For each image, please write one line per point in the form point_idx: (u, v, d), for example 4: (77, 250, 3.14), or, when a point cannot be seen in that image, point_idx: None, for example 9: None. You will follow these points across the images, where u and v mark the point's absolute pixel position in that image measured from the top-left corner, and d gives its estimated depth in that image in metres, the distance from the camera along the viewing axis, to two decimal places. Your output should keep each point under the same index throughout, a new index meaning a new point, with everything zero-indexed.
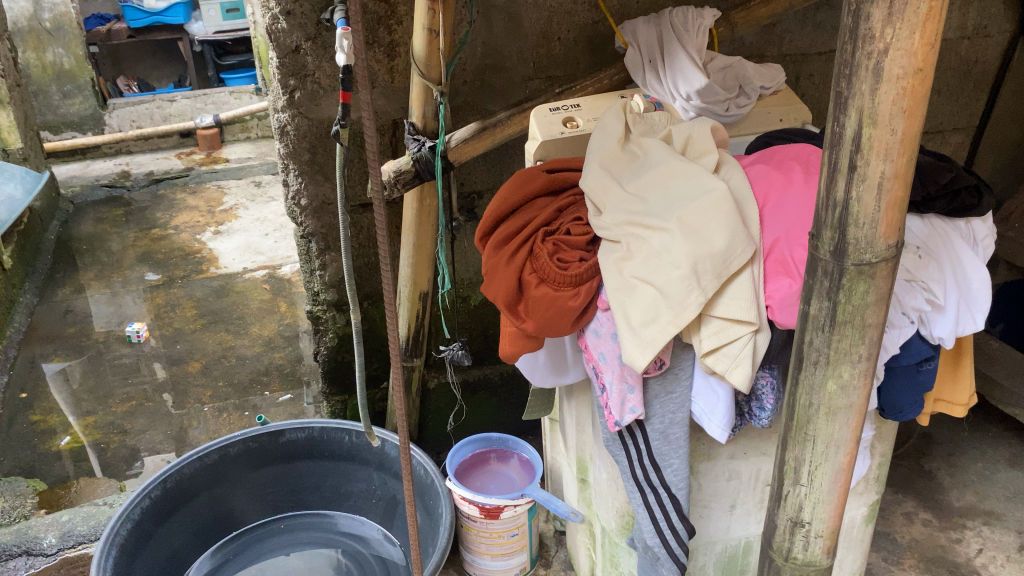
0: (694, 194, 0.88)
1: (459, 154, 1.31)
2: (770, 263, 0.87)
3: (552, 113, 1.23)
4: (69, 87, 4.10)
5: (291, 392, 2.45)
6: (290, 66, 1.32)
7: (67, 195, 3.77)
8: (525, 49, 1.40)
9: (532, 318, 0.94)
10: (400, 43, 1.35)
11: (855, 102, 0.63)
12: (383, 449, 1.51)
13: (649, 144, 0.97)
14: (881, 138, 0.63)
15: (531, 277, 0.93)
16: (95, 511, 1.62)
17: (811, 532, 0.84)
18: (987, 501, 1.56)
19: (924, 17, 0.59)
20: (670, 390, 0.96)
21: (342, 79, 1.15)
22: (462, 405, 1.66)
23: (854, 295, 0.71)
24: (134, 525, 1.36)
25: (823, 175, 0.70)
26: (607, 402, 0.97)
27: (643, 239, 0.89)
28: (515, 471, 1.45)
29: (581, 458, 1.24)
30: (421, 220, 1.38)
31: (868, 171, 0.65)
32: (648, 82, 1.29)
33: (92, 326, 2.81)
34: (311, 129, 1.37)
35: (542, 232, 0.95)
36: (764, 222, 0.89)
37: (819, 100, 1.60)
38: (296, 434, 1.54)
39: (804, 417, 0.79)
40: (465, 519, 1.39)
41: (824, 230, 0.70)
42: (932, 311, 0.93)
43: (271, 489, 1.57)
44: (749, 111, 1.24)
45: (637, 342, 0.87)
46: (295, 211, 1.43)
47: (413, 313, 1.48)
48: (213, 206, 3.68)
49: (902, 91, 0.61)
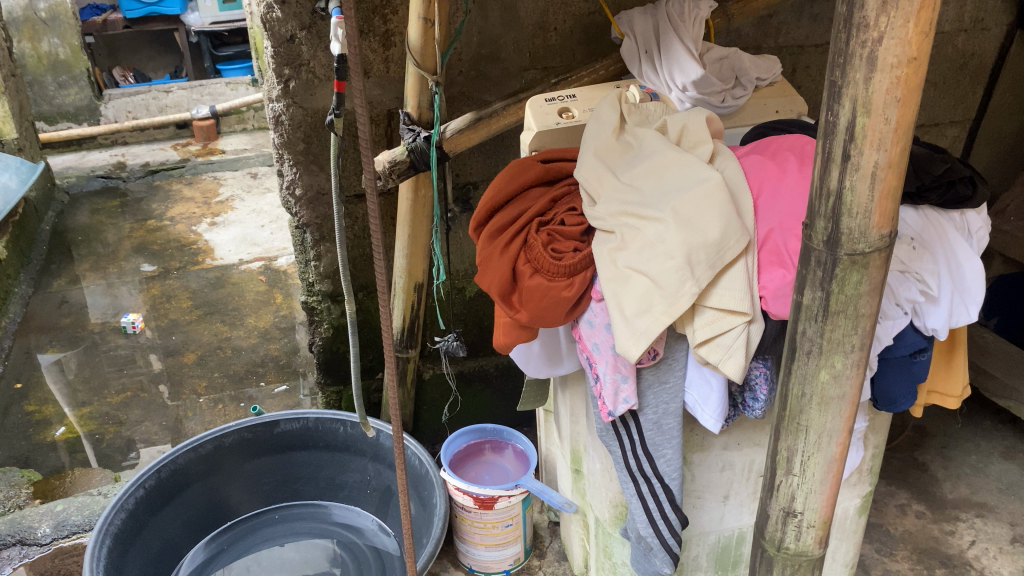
0: (688, 184, 0.88)
1: (455, 145, 1.31)
2: (764, 254, 0.88)
3: (547, 104, 1.23)
4: (65, 78, 4.09)
5: (288, 384, 2.45)
6: (284, 55, 1.32)
7: (63, 186, 3.77)
8: (521, 39, 1.40)
9: (526, 308, 0.94)
10: (396, 32, 1.34)
11: (849, 91, 0.63)
12: (378, 439, 1.51)
13: (644, 134, 0.96)
14: (875, 128, 0.63)
15: (525, 268, 0.93)
16: (89, 501, 1.62)
17: (803, 522, 0.85)
18: (980, 493, 1.57)
19: (919, 6, 0.59)
20: (664, 381, 0.96)
21: (337, 69, 1.14)
22: (457, 396, 1.66)
23: (847, 285, 0.71)
24: (128, 516, 1.36)
25: (816, 165, 0.70)
26: (600, 392, 0.97)
27: (638, 229, 0.88)
28: (509, 462, 1.45)
29: (575, 449, 1.25)
30: (416, 211, 1.38)
31: (862, 161, 0.65)
32: (644, 73, 1.29)
33: (87, 317, 2.81)
34: (306, 119, 1.37)
35: (537, 222, 0.95)
36: (758, 212, 0.89)
37: (815, 92, 1.60)
38: (291, 425, 1.54)
39: (797, 407, 0.79)
40: (459, 510, 1.39)
41: (818, 220, 0.70)
42: (925, 302, 0.93)
43: (265, 480, 1.57)
44: (745, 102, 1.25)
45: (631, 333, 0.87)
46: (289, 202, 1.43)
47: (408, 304, 1.48)
48: (209, 197, 3.67)
49: (896, 81, 0.61)
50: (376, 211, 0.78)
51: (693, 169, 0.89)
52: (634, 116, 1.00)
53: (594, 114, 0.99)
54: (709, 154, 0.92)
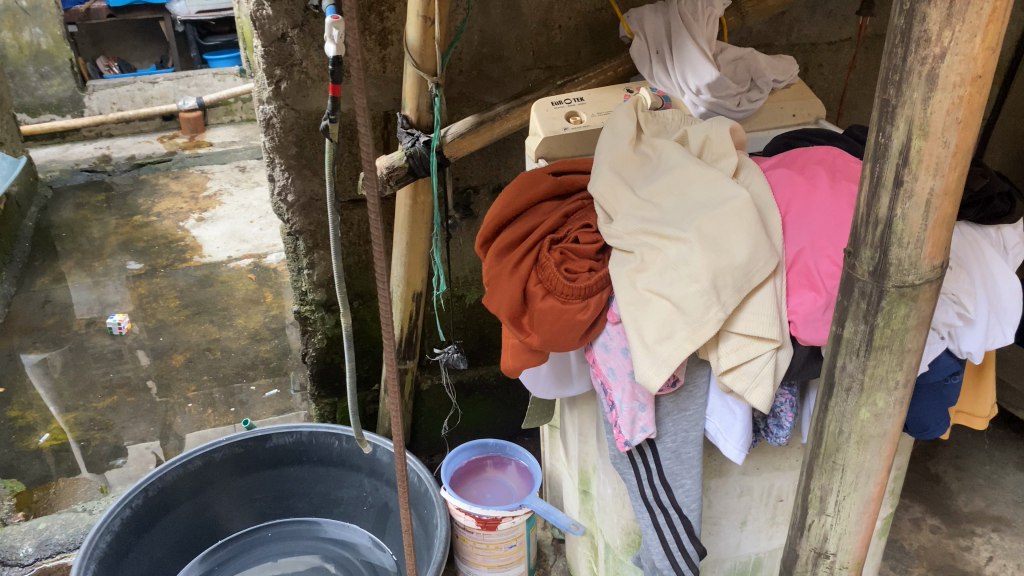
0: (713, 201, 0.82)
1: (455, 149, 1.25)
2: (794, 276, 0.82)
3: (554, 108, 1.17)
4: (47, 69, 3.99)
5: (278, 387, 2.39)
6: (275, 55, 1.25)
7: (46, 180, 3.68)
8: (524, 37, 1.33)
9: (538, 331, 0.88)
10: (393, 30, 1.27)
11: (904, 111, 0.57)
12: (375, 454, 1.45)
13: (662, 145, 0.90)
14: (932, 151, 0.58)
15: (536, 289, 0.87)
16: (73, 518, 1.56)
17: (836, 563, 0.79)
18: (996, 506, 1.52)
19: (987, 20, 0.53)
20: (683, 408, 0.90)
21: (332, 71, 1.08)
22: (457, 408, 1.60)
23: (893, 319, 0.65)
24: (114, 537, 1.30)
25: (862, 189, 0.64)
26: (616, 419, 0.92)
27: (658, 250, 0.83)
28: (513, 479, 1.40)
29: (584, 469, 1.20)
30: (415, 219, 1.32)
31: (916, 187, 0.59)
32: (655, 75, 1.22)
33: (72, 317, 2.73)
34: (298, 122, 1.30)
35: (549, 240, 0.89)
36: (787, 231, 0.83)
37: (828, 91, 1.54)
38: (284, 439, 1.48)
39: (833, 445, 0.73)
40: (461, 530, 1.34)
41: (863, 249, 0.65)
42: (961, 325, 0.88)
43: (257, 496, 1.51)
44: (761, 106, 1.19)
45: (653, 360, 0.81)
46: (281, 208, 1.36)
47: (406, 314, 1.42)
48: (197, 191, 3.59)
49: (958, 101, 0.56)
50: (379, 232, 0.71)
51: (717, 185, 0.83)
52: (651, 124, 0.94)
53: (609, 122, 0.93)
54: (732, 167, 0.86)
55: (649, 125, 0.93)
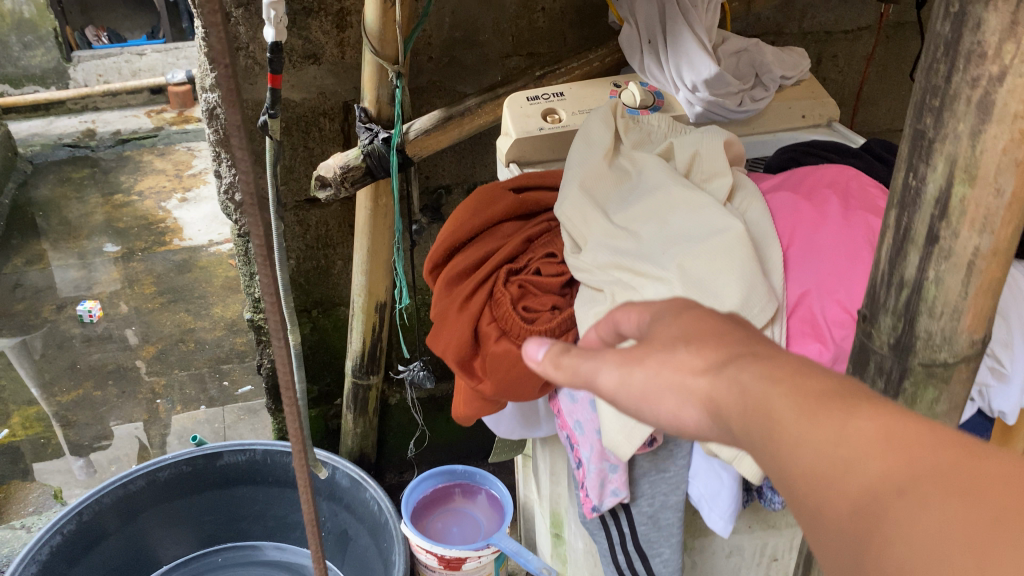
0: (699, 232, 0.68)
1: (419, 148, 1.11)
2: (795, 321, 0.66)
3: (529, 104, 1.03)
4: (30, 38, 3.83)
5: (252, 383, 2.26)
6: (218, 37, 1.10)
7: (26, 155, 3.54)
8: (502, 20, 1.18)
9: (491, 378, 0.74)
10: (352, 11, 1.13)
11: (945, 148, 0.43)
12: (333, 478, 1.33)
13: (643, 161, 0.75)
14: (981, 201, 0.43)
15: (489, 329, 0.73)
16: (9, 537, 1.44)
17: None
18: None
19: None
20: (663, 469, 0.77)
21: (271, 58, 0.93)
22: (423, 430, 1.48)
23: (918, 403, 0.52)
24: (41, 568, 1.17)
25: (884, 240, 0.50)
26: (583, 480, 0.78)
27: (633, 289, 0.68)
28: (482, 511, 1.27)
29: (555, 512, 1.06)
30: (376, 222, 1.18)
31: (956, 246, 0.45)
32: (647, 67, 1.08)
33: (42, 304, 2.58)
34: (246, 112, 1.16)
35: (506, 269, 0.75)
36: (788, 268, 0.68)
37: (842, 85, 1.39)
38: (237, 457, 1.35)
39: None
40: (423, 568, 1.21)
41: (883, 316, 0.51)
42: (992, 381, 0.73)
43: (207, 518, 1.39)
44: (766, 105, 1.05)
45: (623, 421, 0.67)
46: (228, 206, 1.23)
47: (368, 325, 1.28)
48: (181, 170, 3.45)
49: (1020, 136, 0.41)
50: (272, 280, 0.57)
51: (707, 211, 0.68)
52: (632, 134, 0.79)
53: (582, 132, 0.78)
54: (726, 188, 0.72)
55: (630, 135, 0.79)
